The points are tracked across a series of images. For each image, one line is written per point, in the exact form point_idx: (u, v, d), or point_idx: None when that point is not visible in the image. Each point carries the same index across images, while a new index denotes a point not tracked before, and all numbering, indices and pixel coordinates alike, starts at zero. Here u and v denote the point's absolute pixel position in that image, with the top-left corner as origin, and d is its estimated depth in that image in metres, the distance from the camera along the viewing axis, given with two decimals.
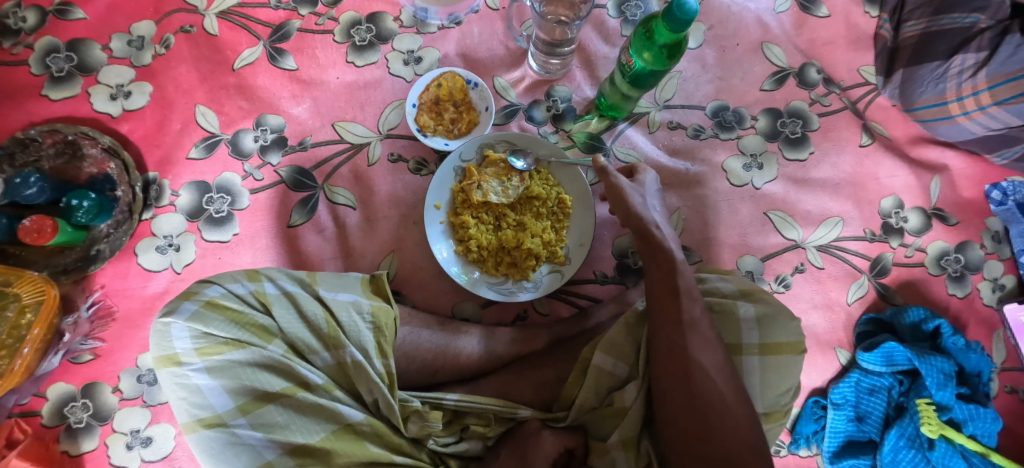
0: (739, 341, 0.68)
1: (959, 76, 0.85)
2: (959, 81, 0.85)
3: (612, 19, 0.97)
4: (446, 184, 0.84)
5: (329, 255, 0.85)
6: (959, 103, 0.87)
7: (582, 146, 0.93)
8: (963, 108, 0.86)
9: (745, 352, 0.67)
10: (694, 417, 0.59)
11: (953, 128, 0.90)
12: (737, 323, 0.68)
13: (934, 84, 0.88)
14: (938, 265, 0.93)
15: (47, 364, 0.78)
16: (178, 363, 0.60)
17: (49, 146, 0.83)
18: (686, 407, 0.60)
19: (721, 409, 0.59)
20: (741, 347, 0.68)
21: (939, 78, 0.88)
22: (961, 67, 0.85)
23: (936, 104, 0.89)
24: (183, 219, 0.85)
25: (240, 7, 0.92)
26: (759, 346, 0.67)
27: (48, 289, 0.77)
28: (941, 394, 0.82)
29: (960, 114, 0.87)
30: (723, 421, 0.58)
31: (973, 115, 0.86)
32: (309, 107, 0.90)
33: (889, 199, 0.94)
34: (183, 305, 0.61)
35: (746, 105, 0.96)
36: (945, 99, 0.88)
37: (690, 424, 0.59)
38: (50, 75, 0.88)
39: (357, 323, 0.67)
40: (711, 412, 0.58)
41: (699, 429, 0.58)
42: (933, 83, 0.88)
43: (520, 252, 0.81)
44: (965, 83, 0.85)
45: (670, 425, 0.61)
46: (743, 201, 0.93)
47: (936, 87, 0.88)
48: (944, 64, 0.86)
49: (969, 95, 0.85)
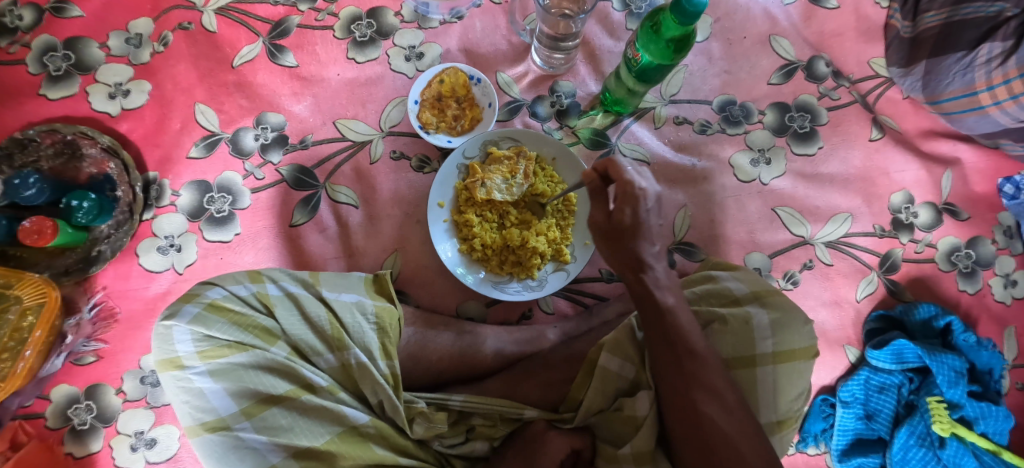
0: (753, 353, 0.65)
1: (987, 65, 0.83)
2: (988, 70, 0.83)
3: (616, 12, 0.95)
4: (450, 182, 0.83)
5: (331, 255, 0.85)
6: (989, 93, 0.84)
7: (587, 142, 0.91)
8: (994, 98, 0.84)
9: (758, 362, 0.65)
10: (697, 442, 0.59)
11: (981, 120, 0.88)
12: (750, 333, 0.65)
13: (960, 75, 0.86)
14: (948, 261, 0.92)
15: (50, 366, 0.78)
16: (180, 366, 0.58)
17: (48, 146, 0.82)
18: (689, 418, 0.60)
19: (728, 432, 0.58)
20: (755, 360, 0.65)
21: (967, 67, 0.85)
22: (988, 56, 0.83)
23: (965, 95, 0.87)
24: (184, 220, 0.84)
25: (238, 3, 0.91)
26: (772, 355, 0.65)
27: (49, 291, 0.76)
28: (952, 392, 0.81)
29: (990, 104, 0.85)
30: (729, 437, 0.58)
31: (1004, 105, 0.84)
32: (310, 105, 0.88)
33: (899, 194, 0.93)
34: (185, 308, 0.60)
35: (753, 99, 0.94)
36: (975, 89, 0.86)
37: (694, 437, 0.60)
38: (47, 74, 0.87)
39: (361, 324, 0.67)
40: (712, 428, 0.59)
41: (702, 446, 0.59)
42: (960, 73, 0.86)
43: (525, 251, 0.80)
44: (994, 72, 0.83)
45: (678, 441, 0.61)
46: (751, 198, 0.91)
47: (964, 78, 0.86)
48: (970, 53, 0.84)
49: (1000, 84, 0.83)
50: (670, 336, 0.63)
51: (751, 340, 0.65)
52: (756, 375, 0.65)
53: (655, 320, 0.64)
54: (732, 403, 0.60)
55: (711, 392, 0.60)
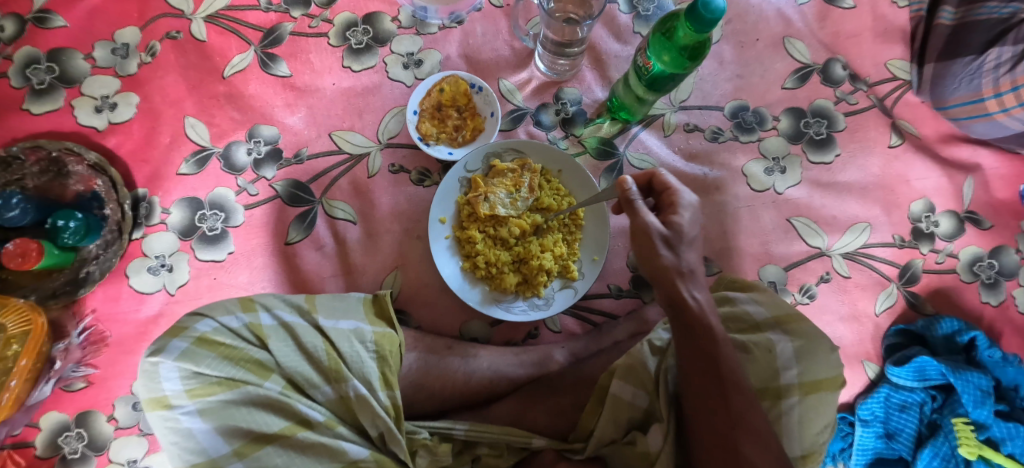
0: (778, 384, 0.62)
1: (995, 71, 0.81)
2: (995, 76, 0.81)
3: (623, 15, 0.91)
4: (451, 196, 0.80)
5: (328, 274, 0.81)
6: (996, 100, 0.82)
7: (593, 151, 0.87)
8: (1002, 105, 0.82)
9: (784, 394, 0.62)
10: None
11: (989, 126, 0.85)
12: (774, 363, 0.62)
13: (968, 80, 0.84)
14: (970, 271, 0.88)
15: (38, 393, 0.75)
16: (167, 406, 0.56)
17: (32, 164, 0.79)
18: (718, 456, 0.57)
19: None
20: (779, 391, 0.62)
21: (974, 73, 0.83)
22: (997, 61, 0.80)
23: (971, 101, 0.85)
24: (175, 238, 0.81)
25: (229, 11, 0.87)
26: (798, 387, 0.62)
27: (34, 317, 0.74)
28: (978, 412, 0.78)
29: (998, 112, 0.82)
30: None
31: (1012, 112, 0.81)
32: (304, 116, 0.84)
33: (919, 202, 0.89)
34: (173, 343, 0.57)
35: (767, 104, 0.90)
36: (981, 96, 0.83)
37: None
38: (30, 88, 0.83)
39: (360, 352, 0.63)
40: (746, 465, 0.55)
41: None
42: (967, 79, 0.84)
43: (531, 267, 0.77)
44: (1002, 78, 0.80)
45: None
46: (765, 208, 0.88)
47: (971, 83, 0.84)
48: (978, 58, 0.82)
49: (1007, 91, 0.80)
50: (704, 362, 0.59)
51: (775, 369, 0.62)
52: (780, 408, 0.61)
53: (690, 343, 0.60)
54: (765, 434, 0.57)
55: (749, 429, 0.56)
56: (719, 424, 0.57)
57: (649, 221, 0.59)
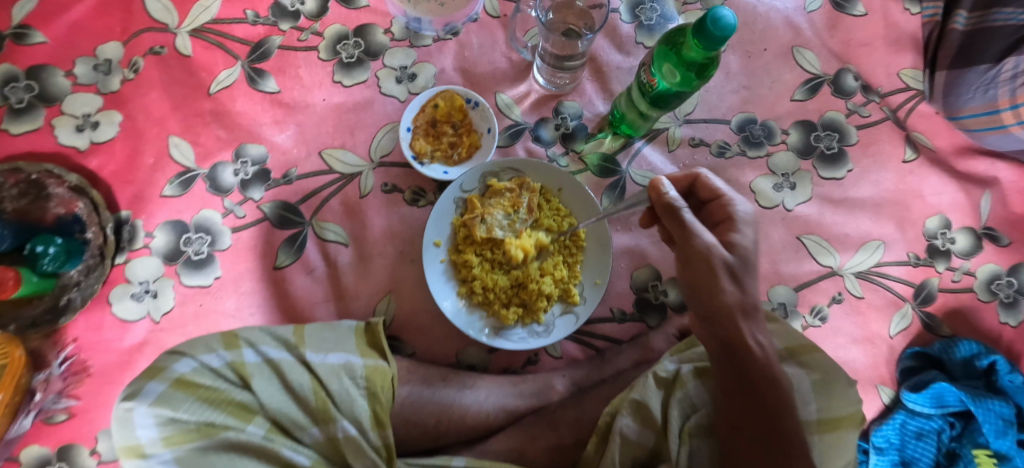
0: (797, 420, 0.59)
1: (1012, 81, 0.78)
2: (1012, 87, 0.78)
3: (625, 24, 0.88)
4: (446, 218, 0.76)
5: (319, 299, 0.78)
6: (1013, 111, 0.79)
7: (594, 169, 0.84)
8: (1018, 117, 0.78)
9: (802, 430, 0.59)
10: None
11: (1004, 139, 0.82)
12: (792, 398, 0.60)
13: (983, 90, 0.81)
14: (988, 290, 0.84)
15: (17, 427, 0.72)
16: (142, 455, 0.54)
17: (12, 186, 0.76)
18: None
19: None
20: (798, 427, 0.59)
21: (989, 83, 0.80)
22: (1013, 71, 0.78)
23: (986, 112, 0.81)
24: (159, 263, 0.77)
25: (215, 24, 0.84)
26: (816, 423, 0.59)
27: (12, 350, 0.72)
28: (1000, 442, 0.75)
29: (1013, 123, 0.79)
30: None
31: None
32: (293, 134, 0.81)
33: (935, 218, 0.86)
34: (149, 386, 0.56)
35: (776, 117, 0.87)
36: (997, 107, 0.80)
37: None
38: (8, 107, 0.80)
39: (349, 389, 0.62)
40: None
41: None
42: (982, 88, 0.81)
43: (530, 292, 0.74)
44: (1019, 89, 0.77)
45: None
46: (774, 226, 0.84)
47: (986, 93, 0.81)
48: (994, 67, 0.79)
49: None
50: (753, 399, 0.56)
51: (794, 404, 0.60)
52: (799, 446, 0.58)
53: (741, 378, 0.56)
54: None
55: (795, 451, 0.54)
56: (766, 449, 0.54)
57: (705, 241, 0.56)
